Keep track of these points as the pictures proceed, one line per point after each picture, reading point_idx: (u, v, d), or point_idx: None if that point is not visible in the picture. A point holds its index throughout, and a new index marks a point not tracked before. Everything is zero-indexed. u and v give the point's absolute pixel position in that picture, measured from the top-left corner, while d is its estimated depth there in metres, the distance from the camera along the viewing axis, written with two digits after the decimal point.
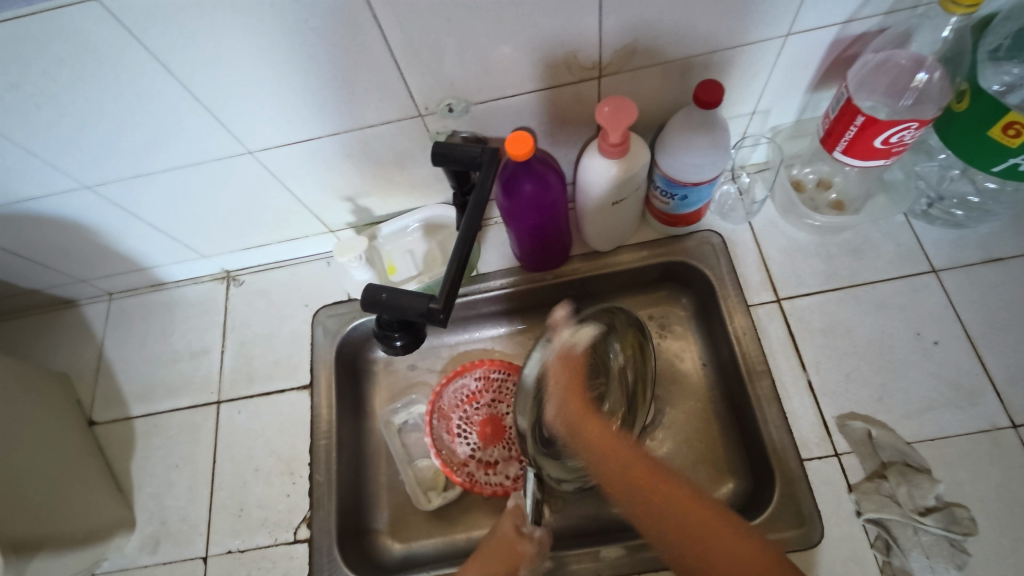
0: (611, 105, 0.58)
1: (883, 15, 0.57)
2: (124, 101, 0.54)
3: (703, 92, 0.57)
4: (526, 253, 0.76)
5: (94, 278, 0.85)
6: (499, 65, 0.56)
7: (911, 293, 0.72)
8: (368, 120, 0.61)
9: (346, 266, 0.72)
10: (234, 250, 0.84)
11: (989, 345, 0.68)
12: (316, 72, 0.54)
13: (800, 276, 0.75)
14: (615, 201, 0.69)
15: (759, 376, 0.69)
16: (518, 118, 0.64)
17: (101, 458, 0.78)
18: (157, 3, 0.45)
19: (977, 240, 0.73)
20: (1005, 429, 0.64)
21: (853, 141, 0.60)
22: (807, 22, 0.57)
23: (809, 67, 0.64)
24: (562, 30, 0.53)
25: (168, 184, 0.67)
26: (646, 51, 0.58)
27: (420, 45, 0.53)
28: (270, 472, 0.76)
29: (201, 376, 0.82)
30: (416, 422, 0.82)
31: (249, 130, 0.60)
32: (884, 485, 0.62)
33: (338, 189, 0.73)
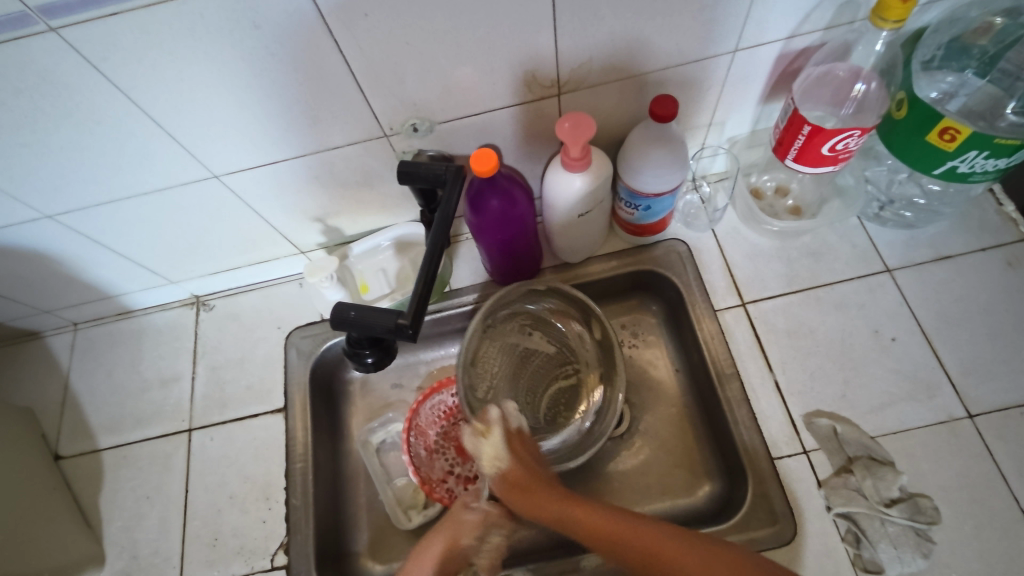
0: (571, 122, 0.59)
1: (822, 30, 0.60)
2: (84, 130, 0.54)
3: (656, 106, 0.59)
4: (497, 266, 0.77)
5: (59, 309, 0.84)
6: (460, 85, 0.58)
7: (868, 292, 0.75)
8: (333, 141, 0.62)
9: (318, 287, 0.72)
10: (203, 275, 0.83)
11: (943, 339, 0.71)
12: (279, 95, 0.54)
13: (763, 280, 0.77)
14: (581, 213, 0.70)
15: (728, 378, 0.71)
16: (483, 135, 0.66)
17: (68, 493, 0.76)
18: (114, 34, 0.45)
19: (926, 239, 0.76)
20: (962, 419, 0.66)
21: (803, 149, 0.63)
22: (752, 38, 0.60)
23: (758, 81, 0.67)
24: (520, 51, 0.55)
25: (134, 210, 0.66)
26: (602, 69, 0.60)
27: (381, 69, 0.54)
28: (245, 499, 0.74)
29: (171, 404, 0.81)
30: (394, 440, 0.82)
31: (213, 155, 0.60)
32: (851, 480, 0.64)
33: (307, 210, 0.73)
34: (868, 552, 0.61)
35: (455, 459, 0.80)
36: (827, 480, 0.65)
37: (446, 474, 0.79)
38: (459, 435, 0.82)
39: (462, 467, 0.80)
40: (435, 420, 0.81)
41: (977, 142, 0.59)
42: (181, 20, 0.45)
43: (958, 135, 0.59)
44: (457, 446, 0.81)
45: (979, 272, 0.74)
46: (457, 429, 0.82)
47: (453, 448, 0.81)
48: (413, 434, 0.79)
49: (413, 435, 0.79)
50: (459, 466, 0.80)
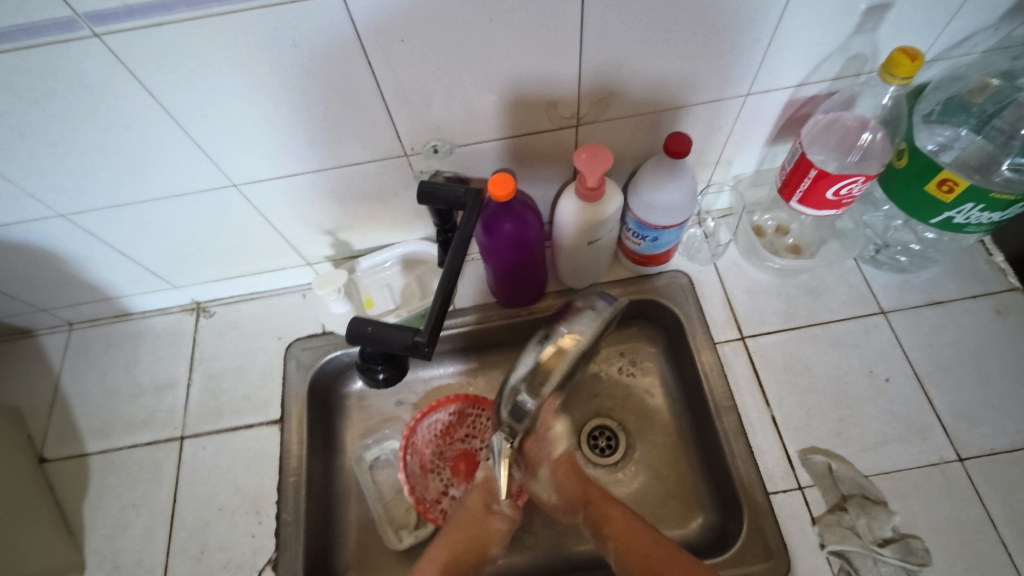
0: (588, 152, 0.61)
1: (831, 80, 0.63)
2: (111, 133, 0.54)
3: (672, 143, 0.61)
4: (503, 288, 0.78)
5: (56, 307, 0.83)
6: (483, 111, 0.60)
7: (864, 332, 0.77)
8: (354, 158, 0.63)
9: (325, 299, 0.72)
10: (207, 281, 0.83)
11: (934, 382, 0.73)
12: (306, 111, 0.56)
13: (762, 315, 0.79)
14: (590, 241, 0.72)
15: (727, 411, 0.72)
16: (499, 160, 0.67)
17: (51, 498, 0.74)
18: (156, 43, 0.46)
19: (919, 283, 0.79)
20: (952, 462, 0.68)
21: (808, 192, 0.65)
22: (765, 84, 0.63)
23: (766, 124, 0.70)
24: (544, 83, 0.57)
25: (148, 213, 0.66)
26: (620, 104, 0.62)
27: (410, 92, 0.55)
28: (235, 512, 0.73)
29: (165, 411, 0.80)
30: (388, 458, 0.81)
31: (235, 165, 0.61)
32: (845, 517, 0.65)
33: (319, 223, 0.74)
34: None
35: (451, 479, 0.80)
36: (821, 518, 0.66)
37: (441, 494, 0.79)
38: (455, 455, 0.82)
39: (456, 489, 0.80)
40: (432, 439, 0.81)
41: (974, 196, 0.61)
42: (223, 34, 0.46)
43: (956, 187, 0.62)
44: (453, 466, 0.81)
45: (970, 318, 0.76)
46: (453, 448, 0.82)
47: (448, 468, 0.81)
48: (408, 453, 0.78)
49: (409, 454, 0.78)
50: (453, 487, 0.80)
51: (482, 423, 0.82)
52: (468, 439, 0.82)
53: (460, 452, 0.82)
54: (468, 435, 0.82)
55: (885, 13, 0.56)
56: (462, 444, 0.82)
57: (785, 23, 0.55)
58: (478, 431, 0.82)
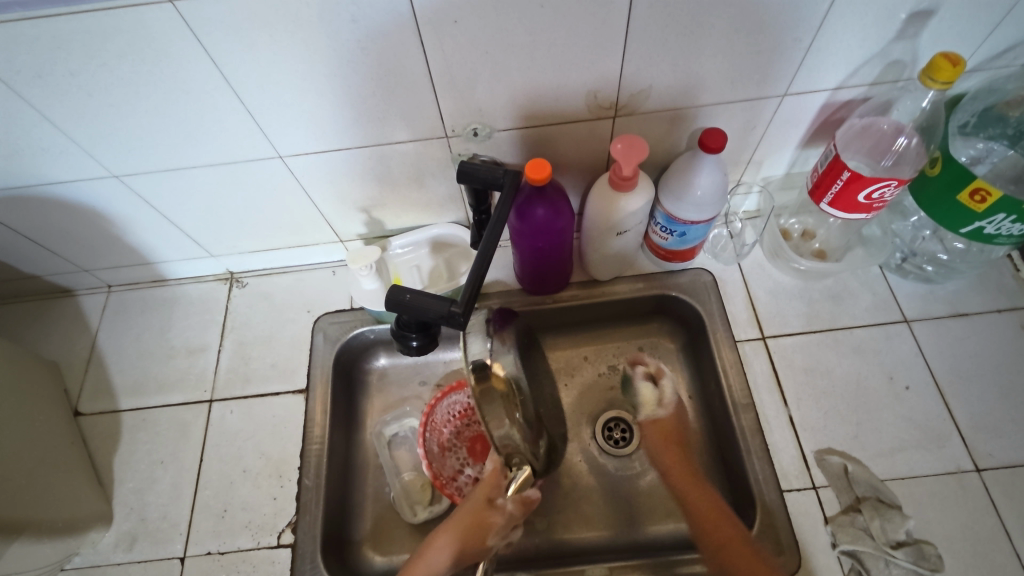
0: (624, 143, 0.62)
1: (868, 85, 0.64)
2: (170, 98, 0.57)
3: (708, 138, 0.62)
4: (529, 274, 0.80)
5: (98, 269, 0.86)
6: (525, 97, 0.61)
7: (885, 339, 0.77)
8: (396, 136, 0.65)
9: (357, 274, 0.74)
10: (242, 252, 0.85)
11: (955, 392, 0.73)
12: (356, 86, 0.58)
13: (784, 317, 0.80)
14: (619, 231, 0.73)
15: (744, 409, 0.73)
16: (535, 147, 0.69)
17: (84, 450, 0.77)
18: (224, 12, 0.49)
19: (944, 295, 0.79)
20: (969, 472, 0.68)
21: (839, 193, 0.66)
22: (802, 85, 0.64)
23: (800, 127, 0.70)
24: (586, 72, 0.59)
25: (195, 180, 0.69)
26: (659, 97, 0.64)
27: (456, 73, 0.57)
28: (258, 475, 0.75)
29: (195, 374, 0.82)
30: (407, 434, 0.83)
31: (282, 136, 0.63)
32: (859, 518, 0.65)
33: (355, 200, 0.76)
34: None
35: (467, 459, 0.82)
36: (834, 517, 0.66)
37: (456, 472, 0.80)
38: (473, 437, 0.83)
39: (472, 469, 0.81)
40: (450, 418, 0.83)
41: (1006, 206, 0.62)
42: (288, 7, 0.49)
43: (988, 197, 0.62)
44: (469, 447, 0.83)
45: (994, 332, 0.76)
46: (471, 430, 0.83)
47: (465, 449, 0.83)
48: (427, 430, 0.80)
49: (428, 431, 0.80)
50: (469, 467, 0.81)
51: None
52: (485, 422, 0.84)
53: (478, 435, 0.84)
54: None
55: (928, 20, 0.57)
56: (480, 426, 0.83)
57: (828, 25, 0.56)
58: None
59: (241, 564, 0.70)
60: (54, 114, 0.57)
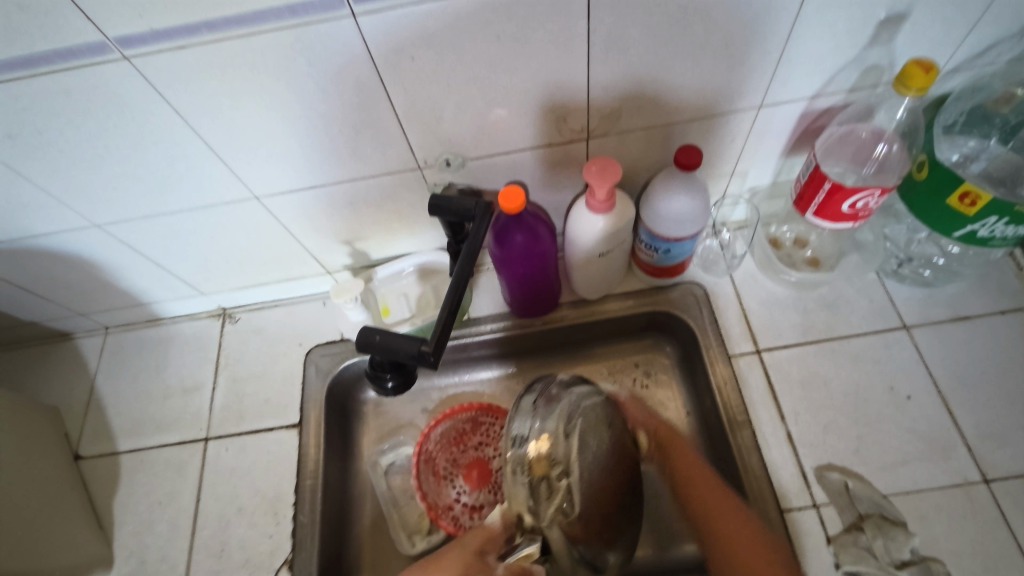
0: (598, 165, 0.62)
1: (847, 92, 0.62)
2: (141, 149, 0.57)
3: (682, 155, 0.61)
4: (517, 298, 0.79)
5: (94, 312, 0.87)
6: (495, 126, 0.61)
7: (885, 347, 0.75)
8: (370, 171, 0.65)
9: (343, 307, 0.75)
10: (232, 288, 0.86)
11: (959, 400, 0.70)
12: (323, 126, 0.58)
13: (779, 329, 0.78)
14: (603, 252, 0.71)
15: (740, 426, 0.71)
16: (512, 173, 0.68)
17: (84, 494, 0.78)
18: (182, 66, 0.49)
19: (944, 298, 0.77)
20: (977, 484, 0.65)
21: (823, 205, 0.64)
22: (777, 96, 0.62)
23: (780, 136, 0.69)
24: (552, 99, 0.59)
25: (177, 224, 0.70)
26: (630, 117, 0.63)
27: (422, 108, 0.57)
28: (254, 512, 0.75)
29: (191, 412, 0.83)
30: (403, 463, 0.83)
31: (256, 178, 0.64)
32: (861, 538, 0.63)
33: (339, 233, 0.76)
34: None
35: (465, 487, 0.80)
36: (836, 537, 0.64)
37: (453, 501, 0.79)
38: (470, 462, 0.82)
39: (469, 497, 0.80)
40: (445, 446, 0.82)
41: (998, 209, 0.59)
42: (245, 56, 0.49)
43: (978, 200, 0.60)
44: (466, 474, 0.81)
45: (998, 334, 0.74)
46: (466, 456, 0.82)
47: (461, 476, 0.81)
48: (421, 458, 0.80)
49: (422, 460, 0.80)
50: (466, 495, 0.80)
51: (496, 431, 0.82)
52: (481, 447, 0.82)
53: (474, 460, 0.82)
54: (482, 442, 0.82)
55: (900, 24, 0.55)
56: (476, 452, 0.82)
57: (796, 35, 0.55)
58: (492, 439, 0.82)
59: None
60: (31, 170, 0.58)
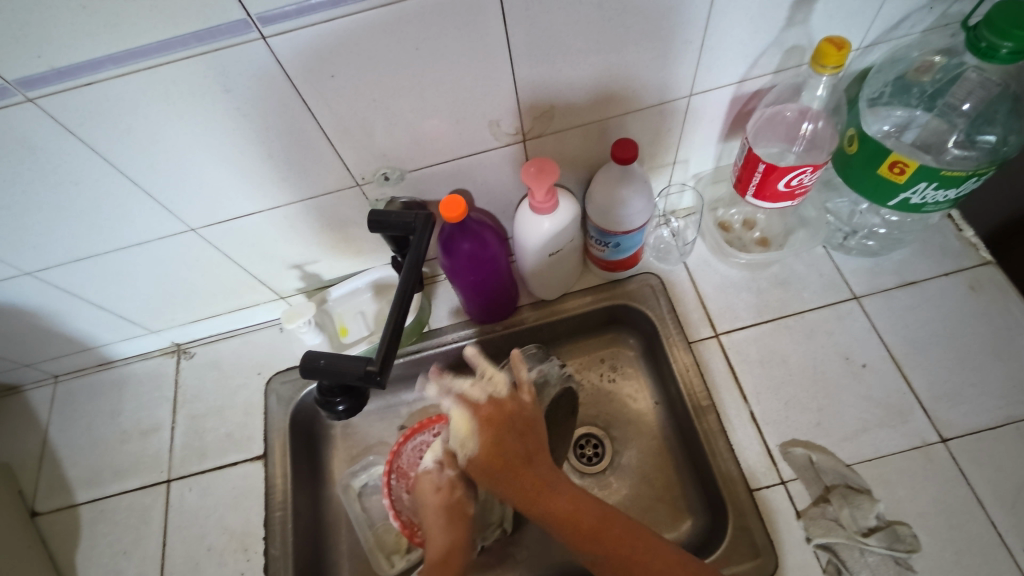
0: (535, 166, 0.61)
1: (773, 73, 0.63)
2: (60, 190, 0.55)
3: (618, 149, 0.62)
4: (474, 306, 0.78)
5: (40, 362, 0.84)
6: (428, 135, 0.60)
7: (838, 319, 0.76)
8: (307, 191, 0.64)
9: (297, 331, 0.73)
10: (183, 323, 0.84)
11: (912, 364, 0.72)
12: (249, 150, 0.56)
13: (735, 310, 0.79)
14: (552, 252, 0.71)
15: (705, 411, 0.71)
16: (453, 181, 0.68)
17: (44, 552, 0.75)
18: (89, 102, 0.47)
19: (890, 266, 0.78)
20: (935, 444, 0.67)
21: (761, 185, 0.65)
22: (705, 83, 0.63)
23: (715, 122, 0.70)
24: (481, 105, 0.58)
25: (113, 263, 0.67)
26: (564, 115, 0.63)
27: (350, 124, 0.56)
28: (224, 551, 0.73)
29: (151, 455, 0.80)
30: (376, 483, 0.81)
31: (189, 209, 0.62)
32: (828, 509, 0.64)
33: (286, 258, 0.74)
34: None
35: None
36: (806, 511, 0.65)
37: None
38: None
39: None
40: (418, 461, 0.79)
41: (926, 175, 0.61)
42: (154, 87, 0.47)
43: (906, 168, 0.61)
44: None
45: (943, 296, 0.76)
46: None
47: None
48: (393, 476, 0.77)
49: (394, 477, 0.77)
50: None
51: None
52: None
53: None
54: None
55: (814, 4, 0.56)
56: None
57: (714, 23, 0.56)
58: None
59: None
60: None
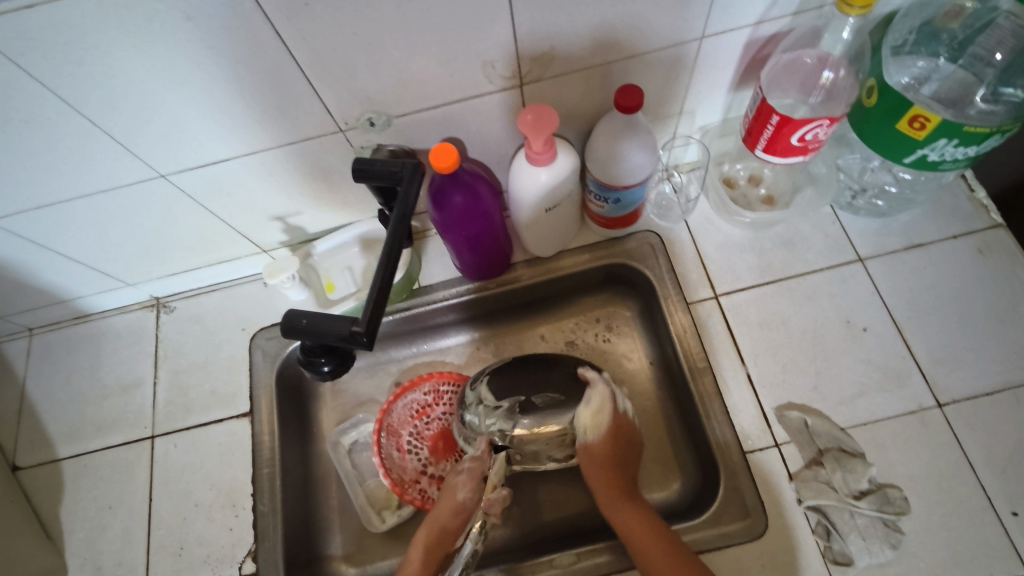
0: (533, 113, 0.57)
1: (791, 16, 0.58)
2: (12, 130, 0.50)
3: (623, 96, 0.57)
4: (466, 261, 0.75)
5: (12, 314, 0.80)
6: (416, 77, 0.55)
7: (841, 282, 0.74)
8: (286, 136, 0.59)
9: (280, 286, 0.70)
10: (162, 276, 0.80)
11: (914, 329, 0.70)
12: (220, 88, 0.51)
13: (736, 271, 0.76)
14: (549, 207, 0.67)
15: (702, 372, 0.70)
16: (444, 129, 0.63)
17: (27, 506, 0.73)
18: (33, 27, 0.42)
19: (898, 227, 0.76)
20: (932, 409, 0.66)
21: (772, 139, 0.61)
22: (719, 25, 0.58)
23: (726, 68, 0.65)
24: (474, 44, 0.53)
25: (80, 212, 0.63)
26: (563, 58, 0.58)
27: (329, 61, 0.51)
28: (211, 507, 0.72)
29: (133, 411, 0.78)
30: (366, 440, 0.80)
31: (159, 154, 0.57)
32: (821, 472, 0.63)
33: (267, 209, 0.70)
34: (838, 544, 0.61)
35: (429, 458, 0.79)
36: (798, 473, 0.64)
37: (419, 474, 0.78)
38: (435, 432, 0.80)
39: (434, 468, 0.79)
40: (408, 419, 0.79)
41: (947, 130, 0.57)
42: (106, 12, 0.42)
43: (927, 123, 0.58)
44: (432, 446, 0.79)
45: (950, 259, 0.73)
46: (431, 427, 0.80)
47: (426, 447, 0.79)
48: (382, 431, 0.77)
49: (384, 433, 0.77)
50: (432, 465, 0.79)
51: (454, 398, 0.79)
52: (445, 416, 0.80)
53: (439, 428, 0.80)
54: (446, 412, 0.80)
55: None
56: (441, 422, 0.79)
57: None
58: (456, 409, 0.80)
59: None
60: None
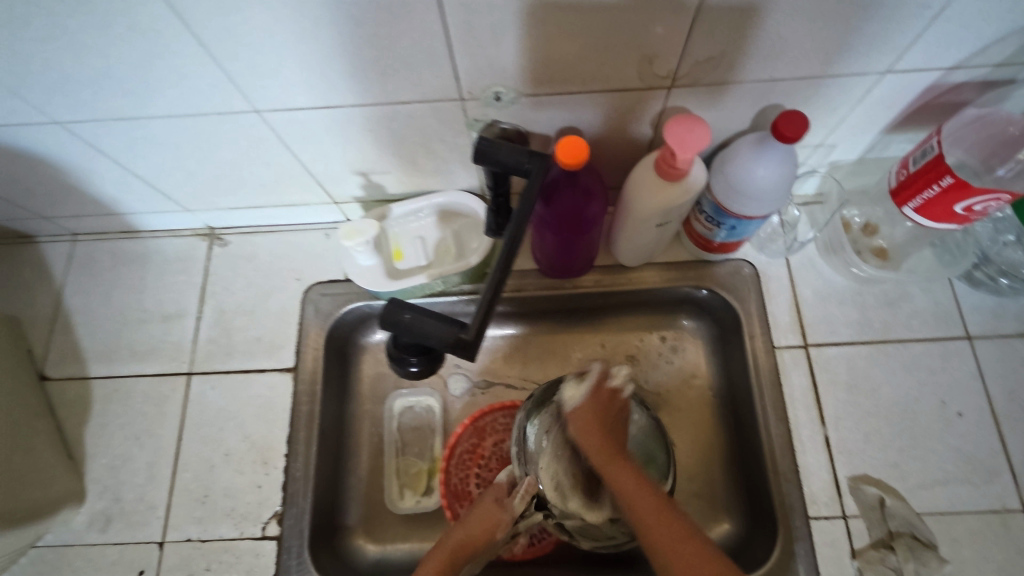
0: (683, 125, 0.50)
1: (992, 66, 0.52)
2: (110, 33, 0.44)
3: (785, 123, 0.50)
4: (550, 258, 0.70)
5: (57, 216, 0.75)
6: (564, 61, 0.49)
7: (942, 357, 0.69)
8: (401, 95, 0.53)
9: (352, 249, 0.65)
10: (222, 208, 0.75)
11: (1012, 424, 0.65)
12: (347, 30, 0.45)
13: (831, 323, 0.71)
14: (660, 223, 0.61)
15: (776, 425, 0.66)
16: (570, 117, 0.57)
17: (53, 421, 0.71)
18: None
19: (1016, 311, 0.70)
20: (1016, 512, 0.62)
21: (931, 201, 0.55)
22: (910, 62, 0.51)
23: (891, 108, 0.58)
24: (642, 36, 0.47)
25: (155, 131, 0.57)
26: (729, 68, 0.51)
27: (479, 25, 0.45)
28: (242, 460, 0.69)
29: (173, 342, 0.75)
30: (418, 414, 0.76)
31: (259, 89, 0.51)
32: (891, 558, 0.61)
33: (353, 162, 0.65)
34: None
35: None
36: (862, 552, 0.61)
37: None
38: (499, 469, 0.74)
39: None
40: (467, 470, 0.73)
41: None
42: None
43: None
44: None
45: None
46: (494, 466, 0.73)
47: None
48: (450, 499, 0.71)
49: (449, 493, 0.71)
50: None
51: (501, 423, 0.75)
52: (501, 448, 0.74)
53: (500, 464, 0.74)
54: (498, 442, 0.74)
55: None
56: (500, 454, 0.74)
57: None
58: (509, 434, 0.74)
59: (223, 554, 0.65)
60: None
